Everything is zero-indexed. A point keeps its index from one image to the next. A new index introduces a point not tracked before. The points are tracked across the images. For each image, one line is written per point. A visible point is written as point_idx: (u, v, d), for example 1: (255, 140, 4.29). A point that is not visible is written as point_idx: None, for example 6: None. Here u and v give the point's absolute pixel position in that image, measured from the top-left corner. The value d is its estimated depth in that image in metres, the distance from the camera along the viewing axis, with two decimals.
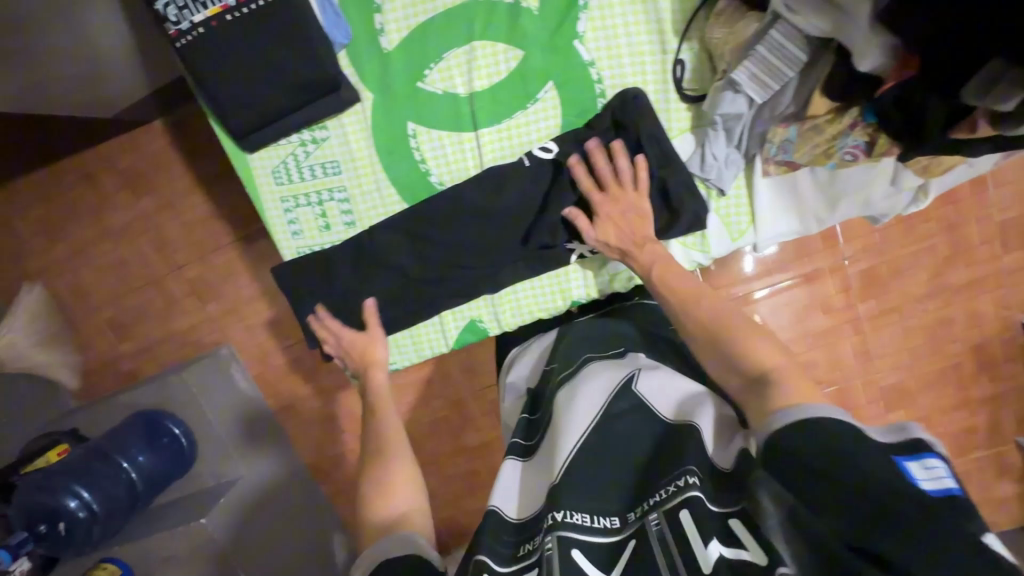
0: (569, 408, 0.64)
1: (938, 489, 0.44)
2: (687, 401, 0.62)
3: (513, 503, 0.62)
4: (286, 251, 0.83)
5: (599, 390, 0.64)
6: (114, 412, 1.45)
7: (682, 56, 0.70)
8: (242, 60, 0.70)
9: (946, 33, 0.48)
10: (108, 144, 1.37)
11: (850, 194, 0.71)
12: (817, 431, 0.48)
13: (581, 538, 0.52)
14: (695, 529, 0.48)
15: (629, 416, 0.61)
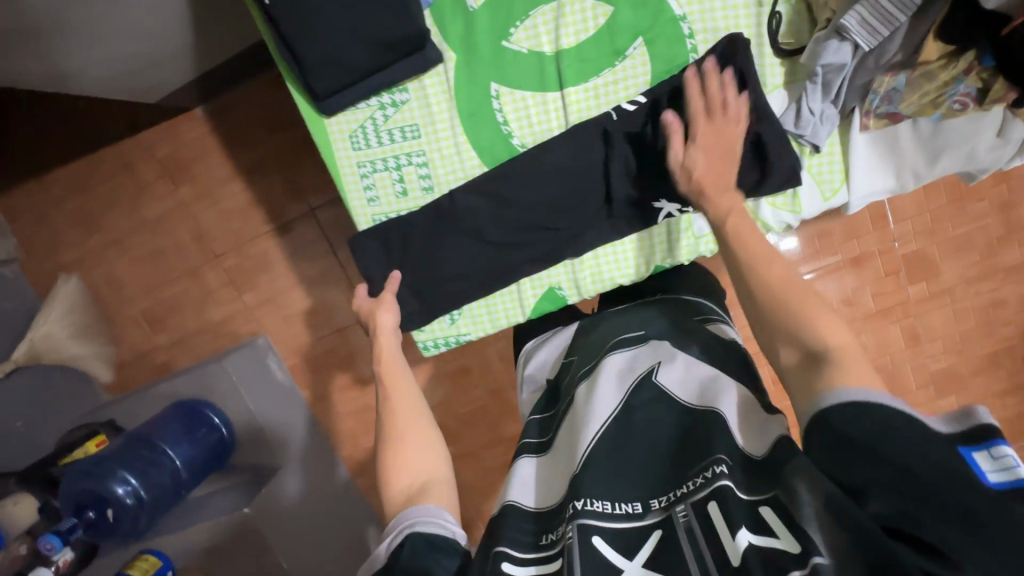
0: (586, 403, 0.59)
1: (1003, 483, 0.40)
2: (710, 386, 0.56)
3: (531, 496, 0.58)
4: (361, 219, 0.81)
5: (615, 385, 0.60)
6: (151, 401, 1.41)
7: (778, 8, 0.69)
8: (330, 15, 0.68)
9: None
10: (150, 131, 1.37)
11: (953, 145, 0.69)
12: (869, 409, 0.43)
13: (604, 525, 0.49)
14: (722, 520, 0.45)
15: (644, 412, 0.56)
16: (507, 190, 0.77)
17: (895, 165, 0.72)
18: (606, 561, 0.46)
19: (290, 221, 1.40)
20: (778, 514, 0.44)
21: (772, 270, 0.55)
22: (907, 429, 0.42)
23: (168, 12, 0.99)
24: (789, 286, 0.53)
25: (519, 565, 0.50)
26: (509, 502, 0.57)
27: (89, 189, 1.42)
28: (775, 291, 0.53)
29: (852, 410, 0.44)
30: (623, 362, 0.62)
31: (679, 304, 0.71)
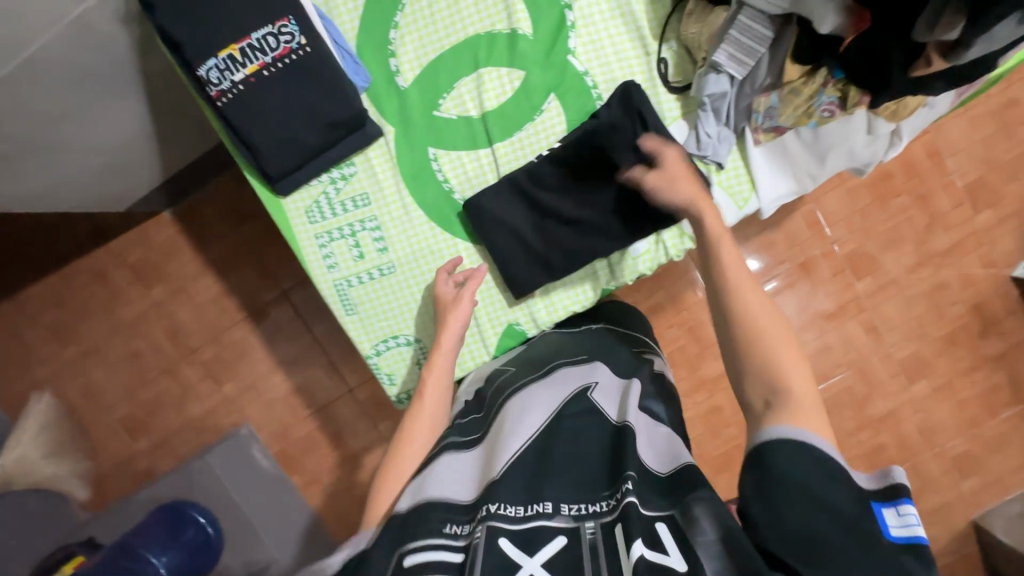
0: (521, 415, 0.66)
1: (905, 540, 0.45)
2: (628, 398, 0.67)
3: (457, 491, 0.60)
4: (324, 285, 0.86)
5: (547, 398, 0.69)
6: (132, 510, 1.39)
7: (664, 55, 0.80)
8: (276, 108, 0.77)
9: None
10: (122, 240, 1.42)
11: (833, 149, 0.79)
12: (801, 452, 0.49)
13: (512, 527, 0.52)
14: (623, 539, 0.49)
15: (575, 419, 0.65)
16: (446, 245, 0.86)
17: (790, 170, 0.82)
18: (507, 560, 0.50)
19: (264, 305, 1.44)
20: (669, 529, 0.50)
21: (765, 317, 0.58)
22: (824, 479, 0.47)
23: (131, 127, 1.06)
24: (768, 332, 0.58)
25: (426, 555, 0.53)
26: (430, 497, 0.58)
27: (63, 304, 1.44)
28: (755, 327, 0.58)
29: (783, 451, 0.49)
30: (568, 376, 0.72)
31: (618, 336, 0.82)
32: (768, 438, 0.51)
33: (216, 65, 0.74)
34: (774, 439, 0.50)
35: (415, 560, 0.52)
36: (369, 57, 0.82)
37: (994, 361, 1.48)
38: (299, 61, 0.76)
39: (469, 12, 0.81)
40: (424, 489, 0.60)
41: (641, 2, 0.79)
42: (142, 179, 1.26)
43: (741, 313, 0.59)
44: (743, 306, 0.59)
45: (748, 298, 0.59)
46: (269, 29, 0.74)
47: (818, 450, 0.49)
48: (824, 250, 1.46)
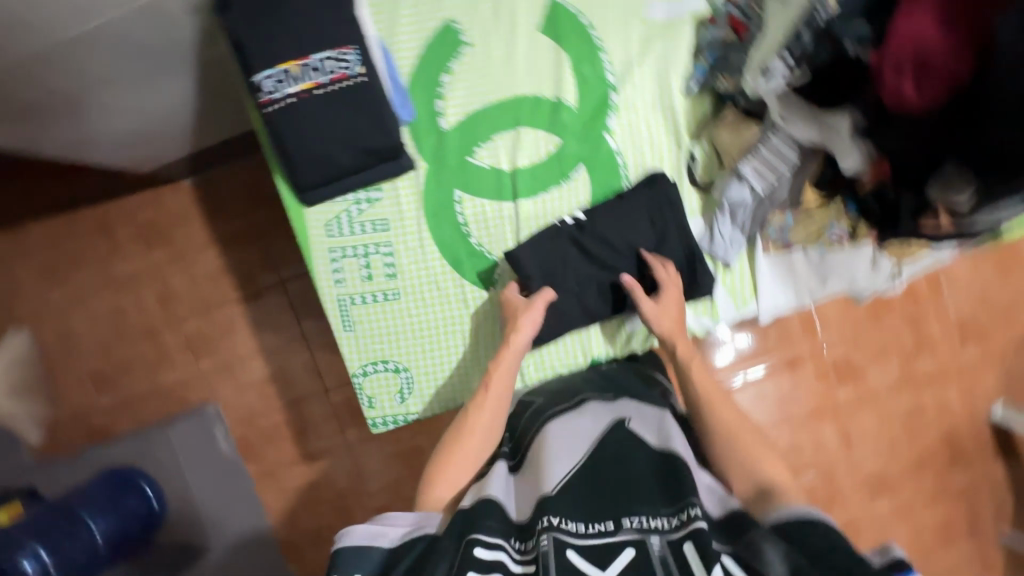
0: (564, 439, 0.70)
1: None
2: (667, 429, 0.70)
3: (513, 507, 0.64)
4: (327, 298, 0.88)
5: (584, 426, 0.72)
6: (79, 468, 1.39)
7: (694, 152, 0.84)
8: (319, 125, 0.79)
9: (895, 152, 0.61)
10: (134, 197, 1.43)
11: (836, 274, 0.82)
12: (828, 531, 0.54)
13: (577, 541, 0.56)
14: (699, 559, 0.53)
15: (618, 445, 0.68)
16: (451, 286, 0.88)
17: (794, 285, 0.85)
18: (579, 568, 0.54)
19: (261, 290, 1.45)
20: (738, 564, 0.54)
21: (732, 414, 0.70)
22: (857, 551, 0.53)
23: (177, 102, 1.08)
24: (737, 428, 0.69)
25: (496, 558, 0.56)
26: (487, 495, 0.62)
27: (58, 245, 1.43)
28: (727, 425, 0.69)
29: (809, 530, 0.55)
30: (602, 408, 0.74)
31: (644, 376, 0.83)
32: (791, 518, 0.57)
33: (273, 75, 0.77)
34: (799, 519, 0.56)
35: (479, 552, 0.55)
36: (418, 94, 0.86)
37: (956, 493, 1.50)
38: (349, 87, 0.78)
39: (520, 74, 0.85)
40: (484, 489, 0.64)
41: (683, 101, 0.84)
42: (170, 148, 1.26)
43: (716, 421, 0.70)
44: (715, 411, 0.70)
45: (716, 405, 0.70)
46: (331, 54, 0.77)
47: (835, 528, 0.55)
48: (813, 350, 1.49)
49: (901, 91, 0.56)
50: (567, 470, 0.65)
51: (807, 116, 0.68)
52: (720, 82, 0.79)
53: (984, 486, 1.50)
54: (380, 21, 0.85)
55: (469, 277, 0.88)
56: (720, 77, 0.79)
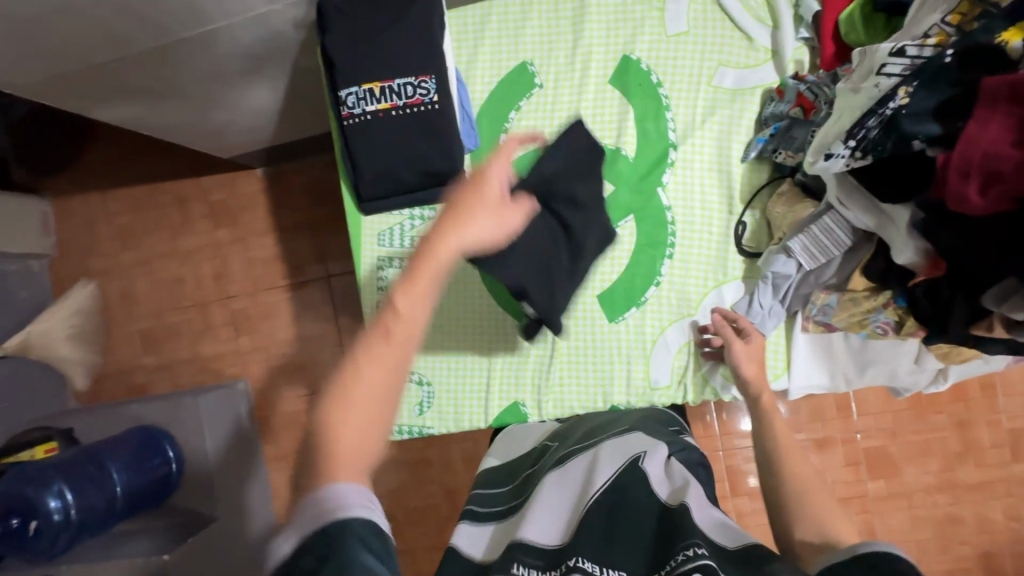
0: (570, 484, 0.64)
1: None
2: (680, 481, 0.62)
3: (477, 546, 0.63)
4: (367, 302, 0.92)
5: (594, 465, 0.65)
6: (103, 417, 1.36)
7: (744, 219, 0.84)
8: (387, 143, 0.85)
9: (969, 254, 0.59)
10: (210, 178, 1.54)
11: (878, 363, 0.80)
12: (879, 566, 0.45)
13: None
14: None
15: (627, 491, 0.61)
16: (484, 310, 0.91)
17: (829, 366, 0.83)
18: None
19: (306, 280, 1.52)
20: None
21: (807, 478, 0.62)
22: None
23: (267, 101, 1.17)
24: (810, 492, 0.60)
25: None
26: (458, 546, 0.62)
27: (137, 212, 1.55)
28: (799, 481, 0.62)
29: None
30: (611, 447, 0.68)
31: (657, 414, 0.81)
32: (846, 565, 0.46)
33: (356, 92, 0.83)
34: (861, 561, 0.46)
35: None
36: (485, 126, 0.90)
37: None
38: (420, 113, 0.84)
39: (584, 121, 0.88)
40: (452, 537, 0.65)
41: (740, 167, 0.84)
42: (250, 141, 1.35)
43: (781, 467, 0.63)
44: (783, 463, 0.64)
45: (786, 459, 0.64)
46: (411, 80, 0.83)
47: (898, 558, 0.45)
48: (845, 434, 1.42)
49: (965, 195, 0.54)
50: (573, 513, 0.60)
51: (865, 204, 0.69)
52: (780, 156, 0.79)
53: None
54: (461, 53, 0.90)
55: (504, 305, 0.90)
56: (781, 150, 0.79)
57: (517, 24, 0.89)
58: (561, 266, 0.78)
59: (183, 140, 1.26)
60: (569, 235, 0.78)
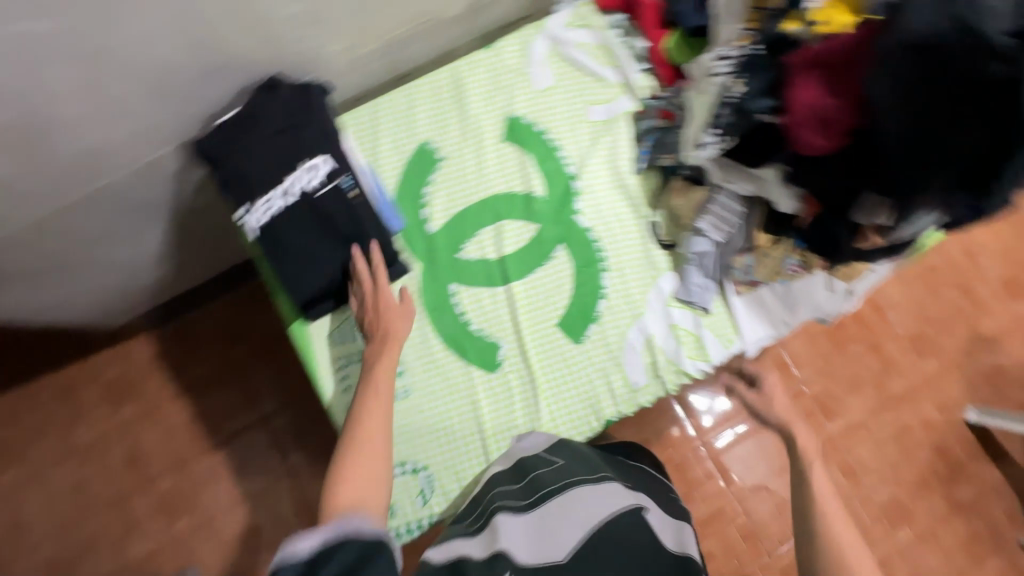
0: (585, 507, 0.70)
1: None
2: (678, 537, 0.71)
3: (480, 545, 0.67)
4: (336, 406, 0.89)
5: (607, 501, 0.71)
6: None
7: (654, 219, 0.96)
8: (308, 241, 0.85)
9: (837, 186, 0.73)
10: (97, 357, 1.37)
11: (803, 301, 0.91)
12: None
13: None
14: None
15: (634, 531, 0.67)
16: (457, 374, 0.91)
17: (767, 318, 0.93)
18: None
19: (238, 431, 1.38)
20: None
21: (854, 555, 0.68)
22: None
23: (157, 251, 1.11)
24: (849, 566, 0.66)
25: None
26: (466, 555, 0.66)
27: (14, 422, 1.33)
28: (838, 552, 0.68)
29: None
30: (623, 490, 0.74)
31: (649, 476, 0.85)
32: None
33: (263, 197, 0.83)
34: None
35: None
36: (404, 206, 0.95)
37: (966, 509, 1.52)
38: (333, 207, 0.85)
39: (493, 177, 0.97)
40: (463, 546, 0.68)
41: (634, 178, 0.97)
42: (145, 295, 1.26)
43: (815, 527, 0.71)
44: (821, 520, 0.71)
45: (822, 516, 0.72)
46: (312, 169, 0.84)
47: None
48: (794, 390, 1.56)
49: (811, 141, 0.69)
50: (575, 536, 0.66)
51: (741, 175, 0.83)
52: (662, 159, 0.94)
53: (988, 495, 1.53)
54: (363, 150, 0.96)
55: (475, 362, 0.91)
56: (661, 155, 0.94)
57: (406, 113, 0.97)
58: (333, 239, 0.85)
59: (70, 310, 1.16)
60: (336, 215, 0.85)
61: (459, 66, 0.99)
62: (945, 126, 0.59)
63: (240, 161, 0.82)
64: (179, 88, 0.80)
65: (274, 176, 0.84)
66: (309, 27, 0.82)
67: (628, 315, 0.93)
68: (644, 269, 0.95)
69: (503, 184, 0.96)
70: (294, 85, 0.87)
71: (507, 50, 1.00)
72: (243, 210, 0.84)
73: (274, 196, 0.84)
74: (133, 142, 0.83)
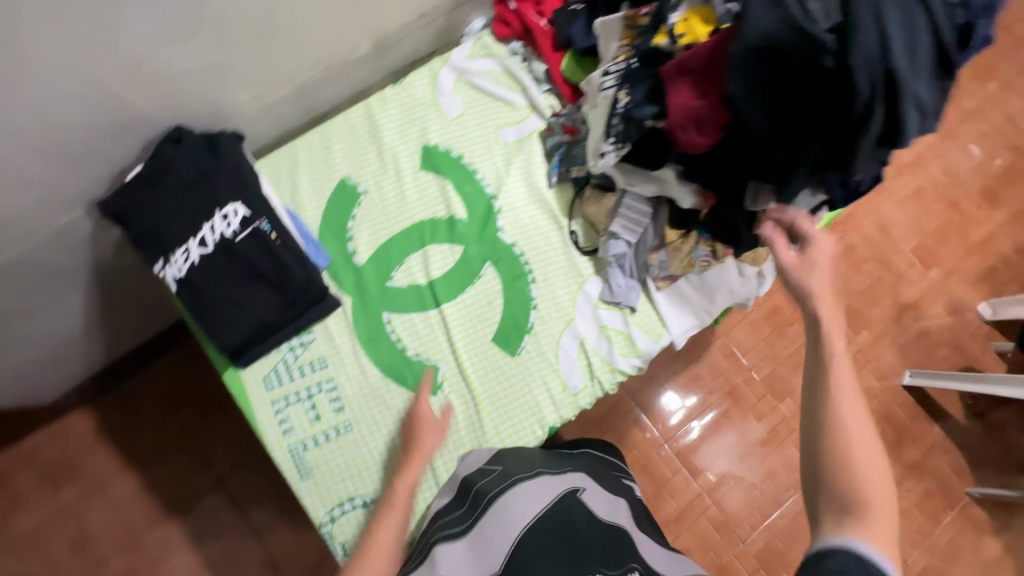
0: (516, 506, 0.73)
1: None
2: (613, 508, 0.77)
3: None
4: (277, 450, 0.88)
5: (537, 495, 0.74)
6: None
7: (574, 228, 1.00)
8: (231, 287, 0.85)
9: (723, 177, 0.80)
10: (33, 439, 1.31)
11: (719, 289, 0.97)
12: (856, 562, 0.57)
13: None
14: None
15: (567, 514, 0.73)
16: (397, 401, 0.91)
17: (688, 308, 0.98)
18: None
19: (194, 497, 1.33)
20: None
21: (860, 447, 0.65)
22: None
23: (80, 320, 1.08)
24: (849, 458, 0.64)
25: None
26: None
27: None
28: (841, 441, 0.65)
29: (848, 560, 0.57)
30: (553, 478, 0.77)
31: (599, 459, 0.87)
32: (831, 546, 0.59)
33: (180, 249, 0.83)
34: (840, 546, 0.58)
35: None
36: (330, 243, 0.97)
37: (915, 469, 1.49)
38: (252, 250, 0.85)
39: (415, 205, 0.99)
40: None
41: (551, 192, 1.02)
42: (76, 367, 1.22)
43: (831, 417, 0.66)
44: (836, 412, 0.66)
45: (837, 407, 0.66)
46: (226, 215, 0.85)
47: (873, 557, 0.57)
48: (744, 377, 1.49)
49: (691, 140, 0.75)
50: (509, 540, 0.70)
51: (643, 177, 0.89)
52: (574, 171, 0.99)
53: (935, 452, 1.50)
54: (283, 192, 0.98)
55: (415, 387, 0.92)
56: (572, 167, 0.98)
57: (323, 153, 0.99)
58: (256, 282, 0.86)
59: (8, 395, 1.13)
60: (255, 257, 0.85)
61: (370, 103, 1.02)
62: (796, 114, 0.66)
63: (152, 218, 0.83)
64: (83, 155, 0.80)
65: (191, 228, 0.84)
66: (211, 80, 0.84)
67: (559, 321, 0.96)
68: (570, 276, 0.99)
69: (425, 211, 0.99)
70: (203, 135, 0.88)
71: (416, 84, 1.04)
72: (159, 265, 0.84)
73: (191, 246, 0.84)
74: (46, 214, 0.83)
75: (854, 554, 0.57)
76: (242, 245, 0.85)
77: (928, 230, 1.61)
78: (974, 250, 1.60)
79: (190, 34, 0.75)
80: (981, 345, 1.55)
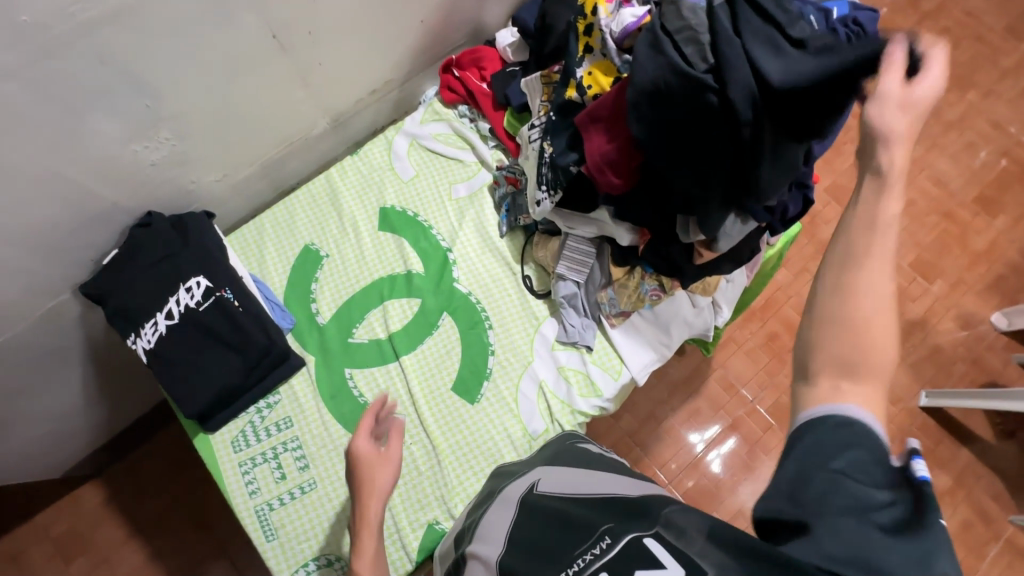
0: (486, 538, 0.64)
1: None
2: (573, 479, 0.67)
3: None
4: (243, 512, 0.90)
5: (501, 517, 0.66)
6: None
7: (527, 272, 1.03)
8: (196, 356, 0.90)
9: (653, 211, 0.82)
10: (46, 513, 1.36)
11: (673, 321, 0.97)
12: (844, 426, 0.46)
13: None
14: (663, 548, 0.47)
15: (542, 511, 0.62)
16: None
17: (647, 343, 0.99)
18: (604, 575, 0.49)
19: (196, 565, 1.34)
20: (659, 540, 0.48)
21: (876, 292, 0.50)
22: (859, 513, 0.41)
23: (80, 397, 1.14)
24: (872, 323, 0.50)
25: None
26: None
27: None
28: (869, 304, 0.50)
29: (828, 428, 0.46)
30: (512, 489, 0.71)
31: (561, 438, 0.84)
32: (810, 419, 0.48)
33: (148, 323, 0.90)
34: (820, 415, 0.47)
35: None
36: (295, 306, 1.02)
37: (947, 497, 1.37)
38: (212, 319, 0.91)
39: (374, 263, 1.05)
40: None
41: (503, 241, 1.05)
42: (81, 443, 1.27)
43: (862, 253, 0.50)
44: (863, 278, 0.50)
45: (871, 265, 0.50)
46: (188, 286, 0.91)
47: (862, 418, 0.46)
48: (748, 410, 1.41)
49: (611, 181, 0.78)
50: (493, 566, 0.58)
51: (582, 220, 0.92)
52: (521, 219, 1.03)
53: (966, 478, 1.38)
54: (250, 262, 1.05)
55: None
56: (519, 216, 1.03)
57: (289, 223, 1.07)
58: (222, 348, 0.91)
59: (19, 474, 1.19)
60: (217, 326, 0.91)
61: (331, 173, 1.09)
62: (699, 147, 0.69)
63: (125, 296, 0.90)
64: (66, 242, 0.88)
65: (159, 302, 0.91)
66: (178, 167, 0.93)
67: (519, 367, 0.98)
68: (526, 321, 1.01)
69: (383, 269, 1.04)
70: (173, 218, 0.96)
71: (373, 152, 1.12)
72: (131, 337, 0.90)
73: (159, 319, 0.90)
74: (37, 297, 0.91)
75: (838, 421, 0.46)
76: (205, 315, 0.91)
77: (924, 243, 1.56)
78: (977, 260, 1.54)
79: (153, 129, 0.84)
80: (1001, 357, 1.47)
